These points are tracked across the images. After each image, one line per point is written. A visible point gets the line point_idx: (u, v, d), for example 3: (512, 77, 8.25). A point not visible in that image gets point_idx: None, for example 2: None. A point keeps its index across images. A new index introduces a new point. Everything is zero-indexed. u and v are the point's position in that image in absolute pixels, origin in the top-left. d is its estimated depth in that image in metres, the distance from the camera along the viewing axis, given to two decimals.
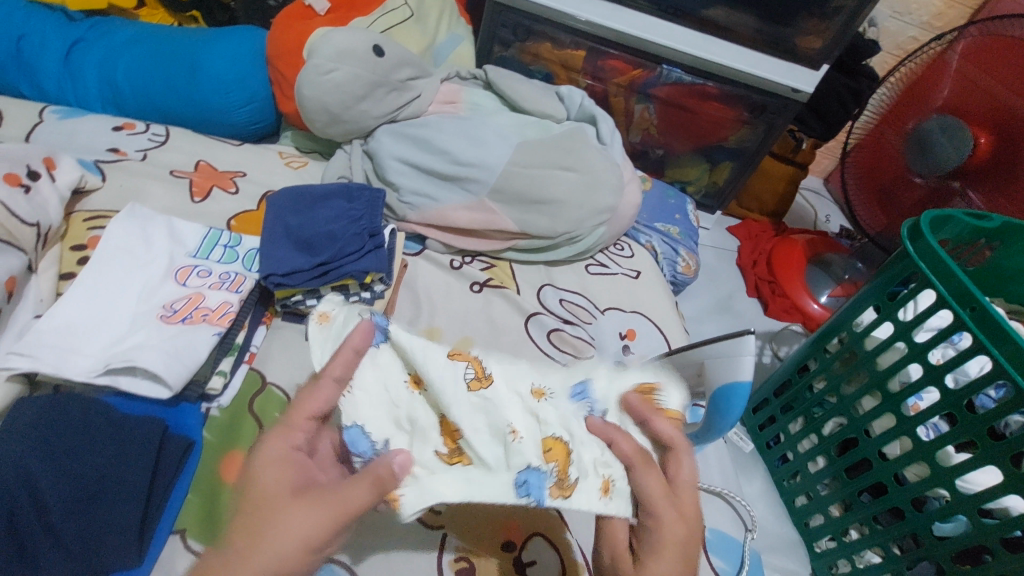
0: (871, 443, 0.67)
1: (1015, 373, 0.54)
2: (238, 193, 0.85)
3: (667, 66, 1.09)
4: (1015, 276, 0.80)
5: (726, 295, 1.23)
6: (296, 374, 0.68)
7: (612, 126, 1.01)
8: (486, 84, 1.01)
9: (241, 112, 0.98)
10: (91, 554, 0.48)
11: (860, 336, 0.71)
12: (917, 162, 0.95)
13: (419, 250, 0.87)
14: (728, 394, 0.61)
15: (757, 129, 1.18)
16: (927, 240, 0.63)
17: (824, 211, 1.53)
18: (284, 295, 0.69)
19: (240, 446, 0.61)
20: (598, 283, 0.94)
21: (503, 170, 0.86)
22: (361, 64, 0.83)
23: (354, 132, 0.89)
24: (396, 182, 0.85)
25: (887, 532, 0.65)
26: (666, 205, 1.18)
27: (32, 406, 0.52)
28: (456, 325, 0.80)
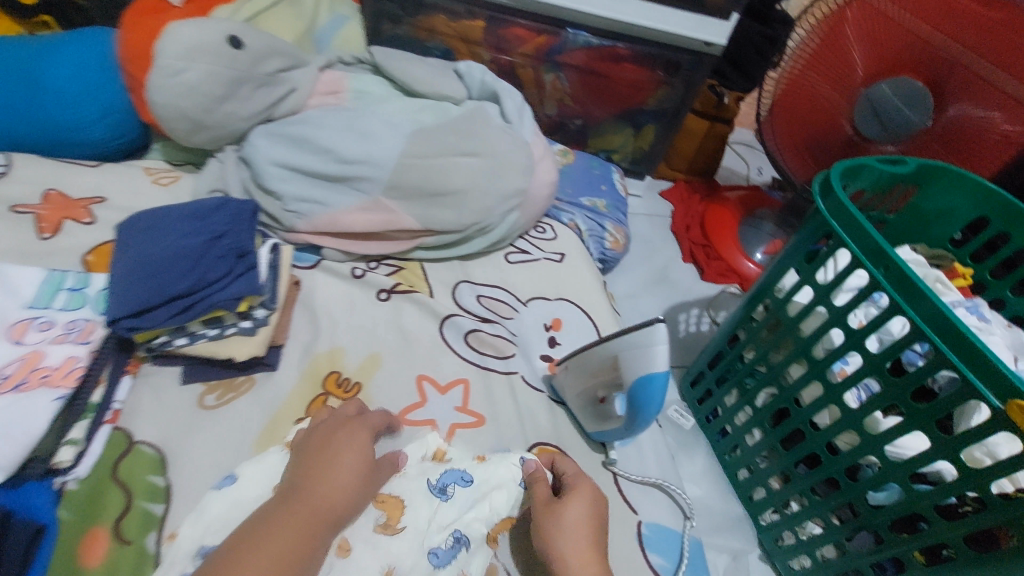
0: (802, 413, 0.64)
1: (933, 334, 0.50)
2: (95, 223, 0.75)
3: (573, 30, 1.03)
4: (940, 218, 0.77)
5: (663, 263, 1.19)
6: (171, 426, 0.60)
7: (518, 101, 0.93)
8: (374, 69, 0.92)
9: (99, 125, 0.85)
10: None
11: (783, 302, 0.67)
12: (873, 126, 0.88)
13: (315, 262, 0.79)
14: (650, 376, 0.59)
15: (675, 88, 1.13)
16: (838, 196, 0.59)
17: (756, 163, 1.51)
18: (145, 339, 0.60)
19: (104, 521, 0.53)
20: (519, 273, 0.88)
21: (396, 164, 0.78)
22: (217, 59, 0.72)
23: (224, 137, 0.78)
24: (277, 190, 0.76)
25: (825, 502, 0.63)
26: (591, 177, 1.13)
27: None
28: (362, 342, 0.73)
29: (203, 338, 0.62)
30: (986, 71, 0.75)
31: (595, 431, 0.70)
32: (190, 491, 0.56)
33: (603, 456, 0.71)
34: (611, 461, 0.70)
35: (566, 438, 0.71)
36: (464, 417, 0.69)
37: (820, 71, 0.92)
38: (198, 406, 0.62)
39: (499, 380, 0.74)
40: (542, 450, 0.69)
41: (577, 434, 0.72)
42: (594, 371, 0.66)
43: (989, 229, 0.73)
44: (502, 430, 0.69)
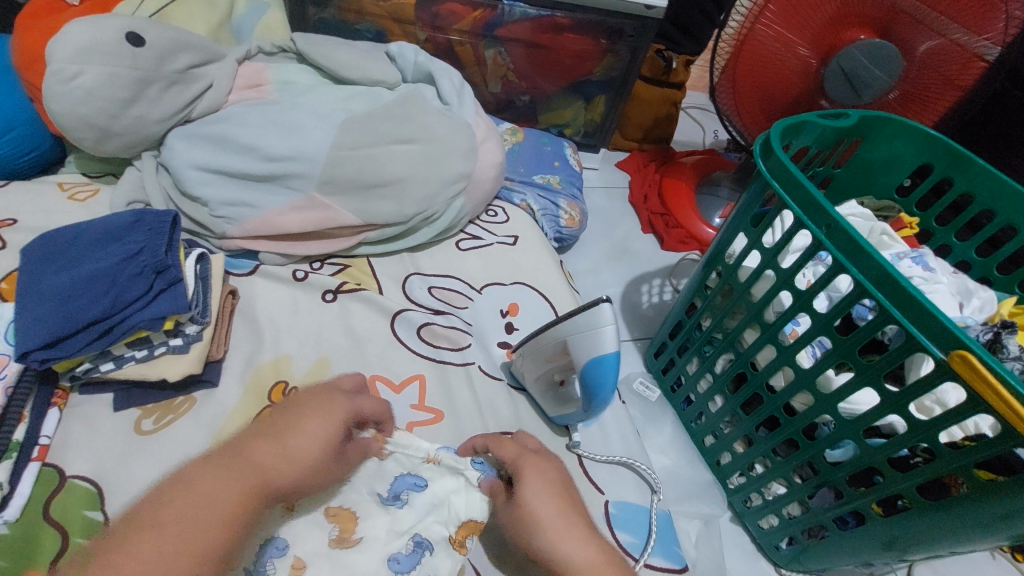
0: (758, 377, 0.64)
1: (877, 290, 0.49)
2: (5, 247, 0.69)
3: (508, 2, 0.98)
4: (885, 168, 0.76)
5: (622, 236, 1.18)
6: (105, 456, 0.57)
7: (456, 81, 0.89)
8: (299, 57, 0.87)
9: (2, 143, 0.78)
10: None
11: (733, 267, 0.66)
12: (844, 90, 0.85)
13: (253, 268, 0.75)
14: (600, 360, 0.60)
15: (621, 55, 1.10)
16: (778, 156, 0.58)
17: (711, 126, 1.49)
18: (67, 367, 0.57)
19: (38, 565, 0.50)
20: (472, 260, 0.85)
21: (328, 158, 0.74)
22: (116, 59, 0.67)
23: (138, 143, 0.73)
24: (202, 196, 0.72)
25: (787, 463, 0.63)
26: (543, 154, 1.10)
27: None
28: (310, 347, 0.70)
29: (132, 361, 0.59)
30: (936, 22, 0.75)
31: (557, 415, 0.69)
32: None
33: (567, 439, 0.70)
34: (575, 443, 0.69)
35: (528, 425, 0.70)
36: (421, 414, 0.67)
37: (780, 32, 0.86)
38: (133, 432, 0.59)
39: (456, 372, 0.72)
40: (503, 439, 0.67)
41: (539, 419, 0.71)
42: (547, 356, 0.64)
43: (931, 176, 0.73)
44: (461, 423, 0.68)
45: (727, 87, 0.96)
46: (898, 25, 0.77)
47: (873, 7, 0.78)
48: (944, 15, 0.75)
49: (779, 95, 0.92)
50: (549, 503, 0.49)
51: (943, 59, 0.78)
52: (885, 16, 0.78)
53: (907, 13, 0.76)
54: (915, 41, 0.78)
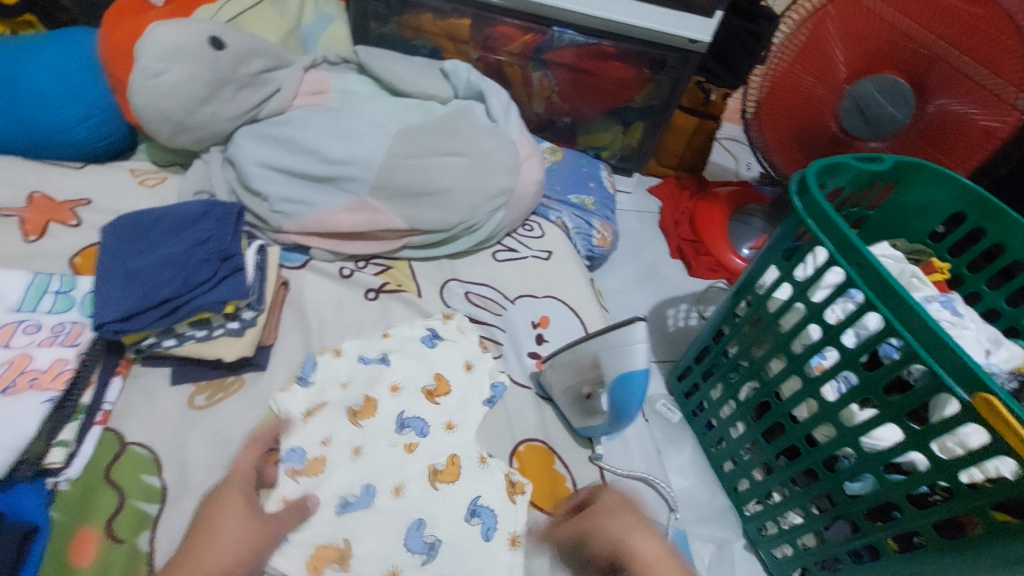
0: (782, 406, 0.66)
1: (903, 330, 0.51)
2: (82, 225, 0.75)
3: (559, 28, 1.02)
4: (917, 213, 0.78)
5: (650, 260, 1.21)
6: (161, 426, 0.61)
7: (504, 100, 0.93)
8: (360, 68, 0.92)
9: (82, 128, 0.85)
10: None
11: (763, 298, 0.68)
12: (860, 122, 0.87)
13: (303, 262, 0.80)
14: (631, 378, 0.63)
15: (662, 85, 1.13)
16: (813, 193, 0.61)
17: (745, 159, 1.51)
18: (134, 340, 0.61)
19: (95, 522, 0.54)
20: (507, 270, 0.89)
21: (381, 165, 0.78)
22: (197, 61, 0.72)
23: (208, 138, 0.78)
24: (263, 191, 0.77)
25: (805, 493, 0.64)
26: (579, 174, 1.13)
27: None
28: (342, 376, 0.70)
29: (192, 339, 0.63)
30: (954, 60, 0.76)
31: (582, 427, 0.71)
32: (179, 496, 0.57)
33: (590, 451, 0.73)
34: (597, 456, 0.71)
35: (553, 434, 0.73)
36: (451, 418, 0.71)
37: (805, 62, 0.89)
38: (187, 407, 0.63)
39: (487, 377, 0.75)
40: (527, 447, 0.70)
41: (564, 430, 0.74)
42: (578, 369, 0.67)
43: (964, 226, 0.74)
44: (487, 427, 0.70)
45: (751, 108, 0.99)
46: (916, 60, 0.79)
47: (903, 52, 0.79)
48: (964, 51, 0.75)
49: (798, 120, 0.95)
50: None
51: (965, 98, 0.78)
52: (900, 51, 0.79)
53: (935, 60, 0.77)
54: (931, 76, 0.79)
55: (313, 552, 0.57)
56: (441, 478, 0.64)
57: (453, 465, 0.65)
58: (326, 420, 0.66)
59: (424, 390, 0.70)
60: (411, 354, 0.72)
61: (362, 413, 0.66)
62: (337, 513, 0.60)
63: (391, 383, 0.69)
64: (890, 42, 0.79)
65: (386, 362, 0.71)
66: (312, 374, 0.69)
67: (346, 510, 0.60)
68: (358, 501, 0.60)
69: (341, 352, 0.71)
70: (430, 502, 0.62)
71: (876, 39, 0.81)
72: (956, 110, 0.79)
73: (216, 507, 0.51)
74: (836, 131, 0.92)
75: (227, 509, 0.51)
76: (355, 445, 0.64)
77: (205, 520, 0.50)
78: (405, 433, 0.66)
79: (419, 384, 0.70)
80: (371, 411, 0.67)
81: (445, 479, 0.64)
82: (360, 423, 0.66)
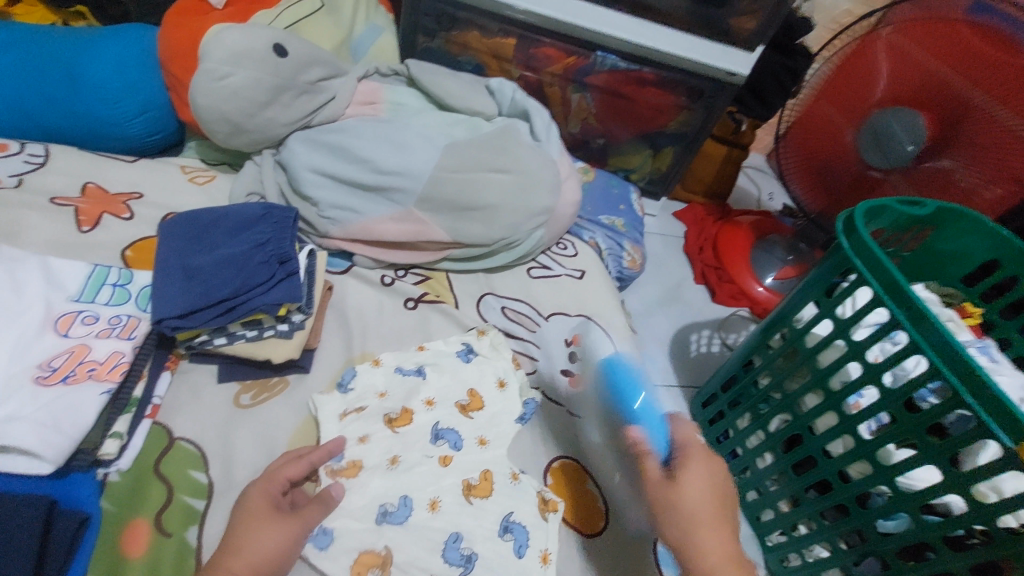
0: (815, 440, 0.67)
1: (949, 375, 0.53)
2: (134, 218, 0.77)
3: (602, 53, 1.04)
4: (953, 259, 0.80)
5: (674, 284, 1.23)
6: (208, 423, 0.62)
7: (547, 120, 0.95)
8: (410, 81, 0.94)
9: (137, 121, 0.87)
10: None
11: (801, 332, 0.70)
12: (873, 154, 0.90)
13: (346, 267, 0.81)
14: (660, 421, 0.61)
15: (696, 113, 1.15)
16: (861, 234, 0.63)
17: (768, 189, 1.52)
18: (187, 337, 0.62)
19: (145, 514, 0.56)
20: (541, 287, 0.90)
21: (430, 177, 0.80)
22: (261, 67, 0.74)
23: (263, 141, 0.80)
24: (314, 196, 0.79)
25: (834, 528, 0.65)
26: (611, 196, 1.15)
27: None
28: (379, 387, 0.70)
29: (242, 339, 0.64)
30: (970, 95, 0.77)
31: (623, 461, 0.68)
32: (225, 493, 0.58)
33: (624, 471, 0.74)
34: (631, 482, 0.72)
35: (585, 452, 0.74)
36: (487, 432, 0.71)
37: (829, 97, 0.96)
38: (234, 405, 0.64)
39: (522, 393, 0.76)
40: (561, 464, 0.72)
41: (596, 450, 0.75)
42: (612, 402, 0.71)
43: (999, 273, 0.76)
44: (522, 443, 0.71)
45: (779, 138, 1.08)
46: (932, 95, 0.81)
47: (918, 87, 0.82)
48: (992, 97, 0.75)
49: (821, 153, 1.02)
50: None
51: (983, 136, 0.78)
52: (929, 93, 0.81)
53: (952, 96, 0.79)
54: (959, 119, 0.80)
55: (358, 556, 0.58)
56: (475, 493, 0.64)
57: (486, 481, 0.66)
58: (362, 423, 0.66)
59: (458, 406, 0.70)
60: (446, 368, 0.73)
61: (398, 423, 0.67)
62: (377, 522, 0.60)
63: (426, 398, 0.70)
64: (920, 83, 0.82)
65: (421, 376, 0.71)
66: (351, 382, 0.69)
67: (386, 519, 0.60)
68: (397, 512, 0.61)
69: (379, 362, 0.72)
70: (464, 517, 0.62)
71: (905, 79, 0.83)
72: (977, 149, 0.80)
73: (246, 522, 0.52)
74: (863, 165, 0.95)
75: (256, 520, 0.52)
76: (392, 455, 0.64)
77: (233, 532, 0.51)
78: (439, 444, 0.67)
79: (453, 399, 0.71)
80: (405, 423, 0.67)
81: (478, 495, 0.64)
82: (397, 432, 0.66)
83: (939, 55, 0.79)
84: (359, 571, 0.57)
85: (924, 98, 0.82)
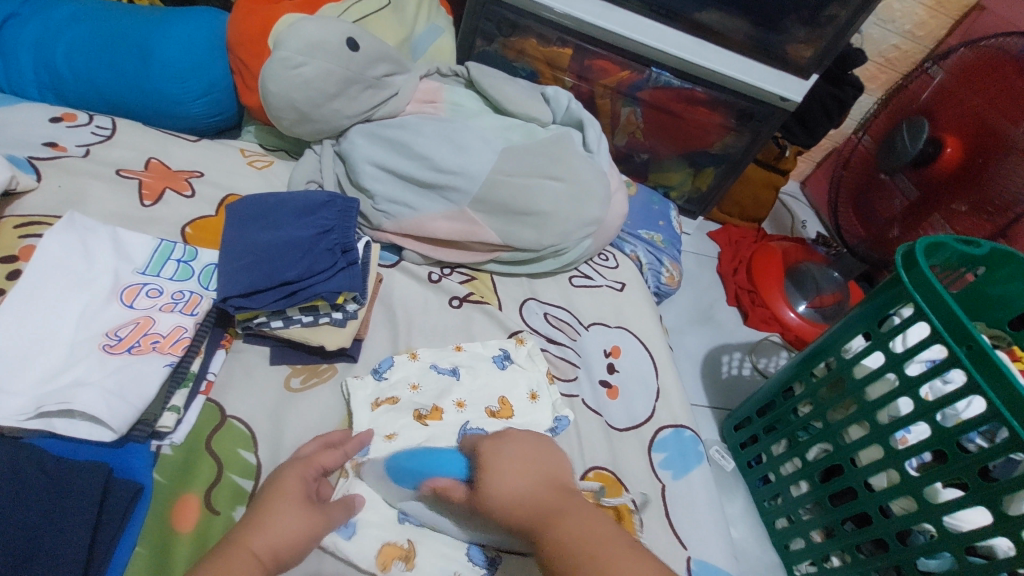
0: (858, 473, 0.67)
1: (1010, 416, 0.53)
2: (195, 196, 0.78)
3: (657, 69, 1.04)
4: (999, 303, 0.79)
5: (706, 303, 1.23)
6: (259, 404, 0.63)
7: (600, 132, 0.96)
8: (468, 83, 0.95)
9: (200, 102, 0.88)
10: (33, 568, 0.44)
11: (850, 364, 0.69)
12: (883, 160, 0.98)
13: (396, 262, 0.82)
14: (442, 456, 0.55)
15: (743, 136, 1.15)
16: (921, 268, 0.63)
17: (802, 217, 1.50)
18: (246, 317, 0.63)
19: (194, 489, 0.56)
20: (582, 296, 0.90)
21: (485, 179, 0.81)
22: (333, 59, 0.76)
23: (325, 131, 0.82)
24: (371, 189, 0.80)
25: (872, 563, 0.65)
26: (651, 211, 1.15)
27: None
28: (413, 379, 0.69)
29: (298, 324, 0.65)
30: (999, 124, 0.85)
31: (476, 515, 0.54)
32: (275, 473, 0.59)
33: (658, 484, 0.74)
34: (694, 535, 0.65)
35: (621, 465, 0.73)
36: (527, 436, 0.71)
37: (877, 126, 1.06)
38: (284, 388, 0.65)
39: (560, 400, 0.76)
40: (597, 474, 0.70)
41: (631, 463, 0.74)
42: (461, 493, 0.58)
43: None
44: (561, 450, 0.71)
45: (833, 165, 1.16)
46: (965, 122, 0.89)
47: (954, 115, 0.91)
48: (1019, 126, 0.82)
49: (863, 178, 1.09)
50: (538, 497, 0.47)
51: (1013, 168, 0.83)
52: (969, 128, 0.88)
53: (985, 124, 0.87)
54: (986, 148, 0.86)
55: (381, 547, 0.56)
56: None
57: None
58: (393, 416, 0.65)
59: (487, 411, 0.68)
60: (481, 371, 0.72)
61: (429, 418, 0.66)
62: (399, 517, 0.58)
63: (457, 399, 0.68)
64: (963, 119, 0.89)
65: (456, 376, 0.71)
66: (388, 371, 0.69)
67: (408, 518, 0.58)
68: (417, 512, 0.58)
69: (417, 356, 0.71)
70: None
71: (950, 114, 0.91)
72: (1003, 181, 0.84)
73: (278, 496, 0.49)
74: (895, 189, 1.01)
75: (281, 502, 0.48)
76: (415, 455, 0.62)
77: (256, 512, 0.47)
78: (466, 442, 0.64)
79: (483, 403, 0.69)
80: (436, 420, 0.66)
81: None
82: (428, 425, 0.65)
83: (980, 91, 0.89)
84: (383, 561, 0.55)
85: (966, 132, 0.89)
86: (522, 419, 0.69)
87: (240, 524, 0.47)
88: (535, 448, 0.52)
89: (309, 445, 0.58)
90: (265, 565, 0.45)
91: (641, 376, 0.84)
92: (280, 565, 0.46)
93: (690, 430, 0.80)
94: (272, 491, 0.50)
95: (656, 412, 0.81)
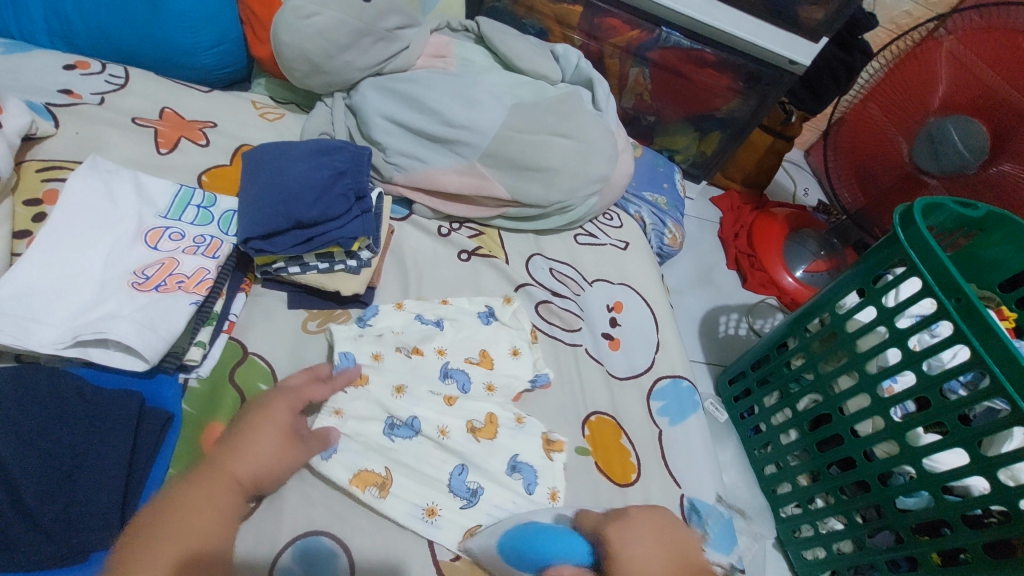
0: (844, 420, 0.70)
1: (991, 364, 0.56)
2: (209, 146, 0.80)
3: (667, 29, 1.04)
4: (992, 266, 0.82)
5: (707, 267, 1.25)
6: (279, 344, 0.66)
7: (608, 90, 0.96)
8: (478, 39, 0.95)
9: (210, 53, 0.88)
10: (76, 486, 0.47)
11: (844, 318, 0.72)
12: (927, 155, 0.96)
13: (406, 215, 0.84)
14: (553, 537, 0.52)
15: (750, 100, 1.15)
16: (920, 228, 0.65)
17: (804, 185, 1.51)
18: (264, 262, 0.66)
19: (220, 420, 0.59)
20: (587, 254, 0.92)
21: (496, 134, 0.82)
22: (345, 10, 0.77)
23: (336, 84, 0.83)
24: (383, 142, 0.82)
25: (852, 502, 0.69)
26: (655, 173, 1.16)
27: (29, 390, 0.49)
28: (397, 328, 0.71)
29: (315, 270, 0.68)
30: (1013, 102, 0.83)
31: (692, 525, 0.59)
32: None
33: (656, 428, 0.78)
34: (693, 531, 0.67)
35: (621, 411, 0.77)
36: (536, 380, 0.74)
37: (882, 101, 1.04)
38: (302, 330, 0.68)
39: (566, 349, 0.79)
40: (599, 419, 0.74)
41: (630, 410, 0.78)
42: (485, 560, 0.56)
43: None
44: (565, 395, 0.74)
45: (835, 133, 1.15)
46: (976, 100, 0.88)
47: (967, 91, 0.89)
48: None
49: (867, 149, 1.09)
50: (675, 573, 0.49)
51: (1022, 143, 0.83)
52: (981, 103, 0.87)
53: (994, 101, 0.85)
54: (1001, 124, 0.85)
55: (354, 472, 0.56)
56: (481, 434, 0.64)
57: (492, 423, 0.65)
58: (377, 344, 0.68)
59: (469, 360, 0.71)
60: (464, 325, 0.74)
61: (413, 354, 0.68)
62: (385, 434, 0.61)
63: (438, 347, 0.70)
64: (975, 94, 0.88)
65: (440, 327, 0.73)
66: (372, 319, 0.70)
67: (393, 432, 0.61)
68: (403, 429, 0.61)
69: (402, 307, 0.73)
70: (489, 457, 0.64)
71: (961, 91, 0.90)
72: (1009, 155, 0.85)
73: (260, 414, 0.52)
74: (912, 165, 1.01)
75: (267, 427, 0.51)
76: (396, 386, 0.64)
77: (237, 433, 0.50)
78: (447, 383, 0.68)
79: (463, 354, 0.71)
80: (419, 356, 0.68)
81: (485, 436, 0.64)
82: (412, 359, 0.68)
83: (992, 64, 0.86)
84: (358, 486, 0.56)
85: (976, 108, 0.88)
86: (503, 371, 0.72)
87: (221, 441, 0.50)
88: (660, 529, 0.53)
89: (297, 376, 0.60)
90: (242, 485, 0.48)
91: (641, 330, 0.87)
92: (261, 486, 0.49)
93: (687, 381, 0.84)
94: (256, 411, 0.53)
95: (656, 363, 0.85)
